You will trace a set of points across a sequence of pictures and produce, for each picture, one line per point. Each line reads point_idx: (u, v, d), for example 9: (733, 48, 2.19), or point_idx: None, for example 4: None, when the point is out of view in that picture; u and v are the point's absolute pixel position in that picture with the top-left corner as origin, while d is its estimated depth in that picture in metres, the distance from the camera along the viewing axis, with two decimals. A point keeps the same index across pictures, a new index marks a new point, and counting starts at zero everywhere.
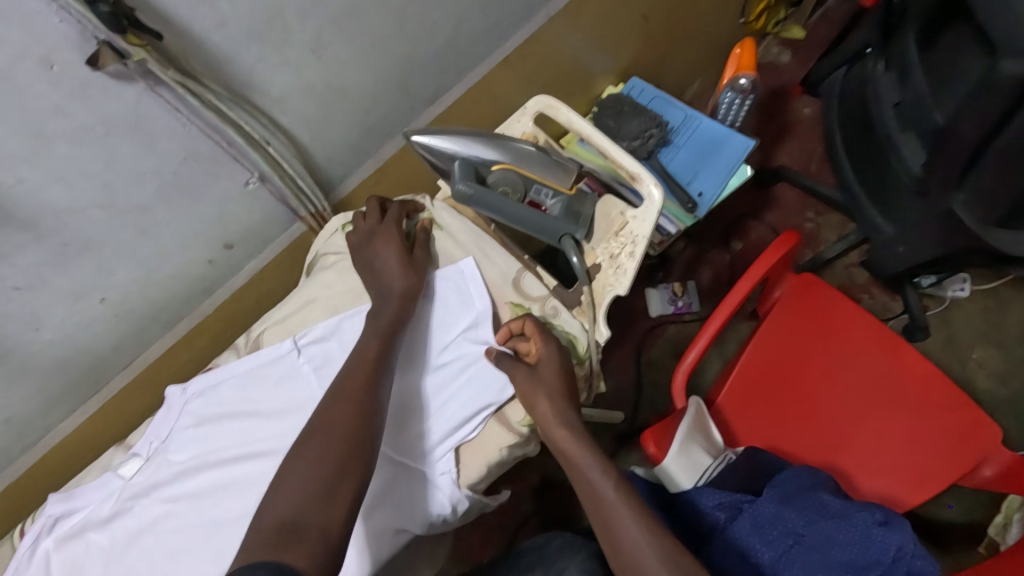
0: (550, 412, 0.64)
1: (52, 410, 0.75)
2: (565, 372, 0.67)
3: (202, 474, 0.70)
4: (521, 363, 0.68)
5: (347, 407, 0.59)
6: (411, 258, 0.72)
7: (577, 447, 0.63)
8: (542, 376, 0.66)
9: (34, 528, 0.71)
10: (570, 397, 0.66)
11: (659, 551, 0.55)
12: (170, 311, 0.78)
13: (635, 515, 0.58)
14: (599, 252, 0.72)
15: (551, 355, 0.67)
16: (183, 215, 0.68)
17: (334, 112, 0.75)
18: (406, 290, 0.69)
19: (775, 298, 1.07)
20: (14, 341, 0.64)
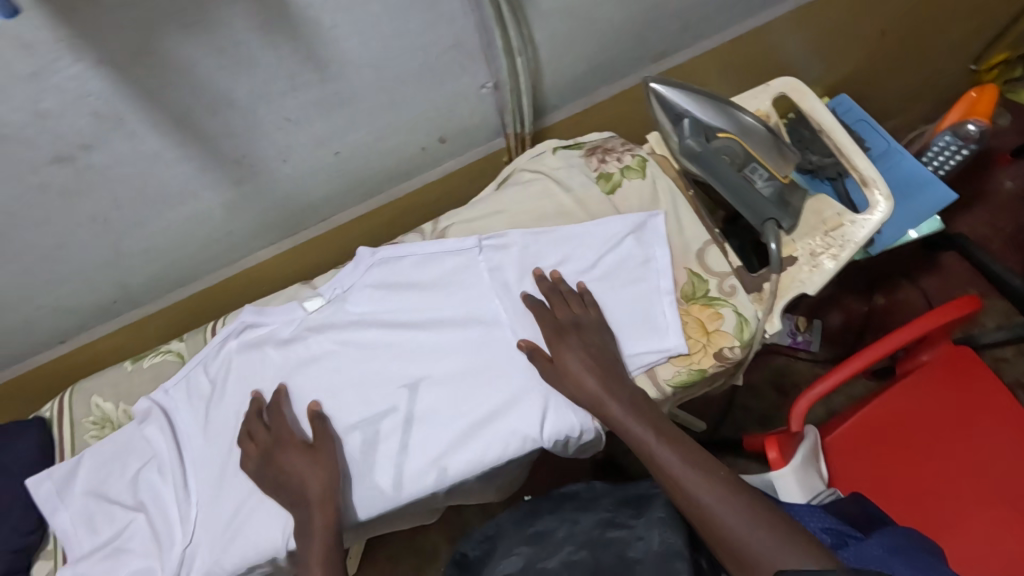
0: (596, 393, 0.67)
1: (258, 236, 0.85)
2: (594, 350, 0.70)
3: (372, 330, 0.79)
4: (545, 362, 0.71)
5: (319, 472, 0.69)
6: (310, 448, 0.72)
7: (621, 416, 0.66)
8: (565, 369, 0.69)
9: (226, 328, 0.81)
10: (605, 367, 0.69)
11: (725, 498, 0.59)
12: (372, 183, 0.86)
13: (695, 470, 0.61)
14: (801, 246, 0.72)
15: (572, 346, 0.70)
16: (424, 97, 0.74)
17: (578, 40, 0.78)
18: (328, 481, 0.69)
19: (921, 362, 1.01)
20: (264, 165, 0.72)
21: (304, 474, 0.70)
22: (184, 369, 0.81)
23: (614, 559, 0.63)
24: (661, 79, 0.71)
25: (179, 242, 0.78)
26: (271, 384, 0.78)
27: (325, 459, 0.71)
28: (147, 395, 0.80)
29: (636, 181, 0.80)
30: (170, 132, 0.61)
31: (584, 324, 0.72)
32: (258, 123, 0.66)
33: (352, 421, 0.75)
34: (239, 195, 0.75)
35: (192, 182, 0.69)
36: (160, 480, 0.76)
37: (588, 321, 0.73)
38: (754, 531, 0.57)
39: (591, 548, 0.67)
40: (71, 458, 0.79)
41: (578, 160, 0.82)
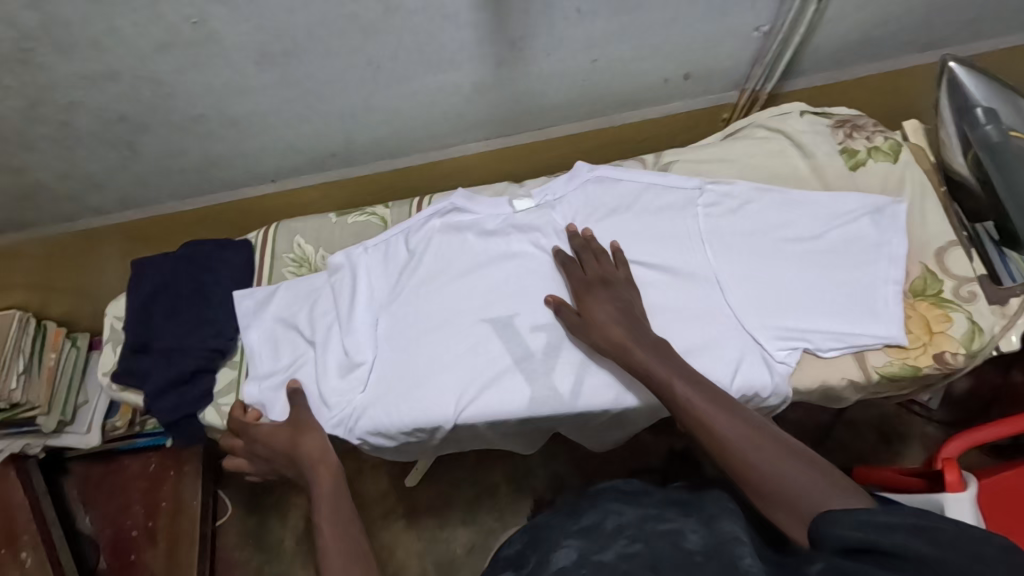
0: (621, 341, 0.67)
1: (480, 128, 0.86)
2: (622, 304, 0.71)
3: (575, 243, 0.79)
4: (571, 315, 0.73)
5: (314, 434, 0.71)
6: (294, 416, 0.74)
7: (644, 357, 0.65)
8: (592, 319, 0.70)
9: (433, 206, 0.83)
10: (631, 318, 0.69)
11: (751, 434, 0.55)
12: (600, 104, 0.86)
13: (719, 408, 0.58)
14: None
15: (601, 298, 0.71)
16: (702, 24, 0.72)
17: (871, 4, 0.74)
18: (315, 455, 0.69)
19: None
20: (530, 54, 0.73)
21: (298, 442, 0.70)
22: (385, 234, 0.84)
23: (677, 552, 0.50)
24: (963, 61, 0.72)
25: (417, 111, 0.80)
26: (465, 268, 0.81)
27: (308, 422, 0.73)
28: (347, 248, 0.84)
29: (882, 164, 0.77)
30: None
31: (615, 282, 0.73)
32: (554, 7, 0.66)
33: (538, 322, 0.77)
34: (492, 79, 0.76)
35: (465, 51, 0.71)
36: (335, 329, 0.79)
37: (621, 283, 0.73)
38: (780, 462, 0.53)
39: (649, 539, 0.53)
40: (270, 287, 0.83)
41: (825, 130, 0.79)
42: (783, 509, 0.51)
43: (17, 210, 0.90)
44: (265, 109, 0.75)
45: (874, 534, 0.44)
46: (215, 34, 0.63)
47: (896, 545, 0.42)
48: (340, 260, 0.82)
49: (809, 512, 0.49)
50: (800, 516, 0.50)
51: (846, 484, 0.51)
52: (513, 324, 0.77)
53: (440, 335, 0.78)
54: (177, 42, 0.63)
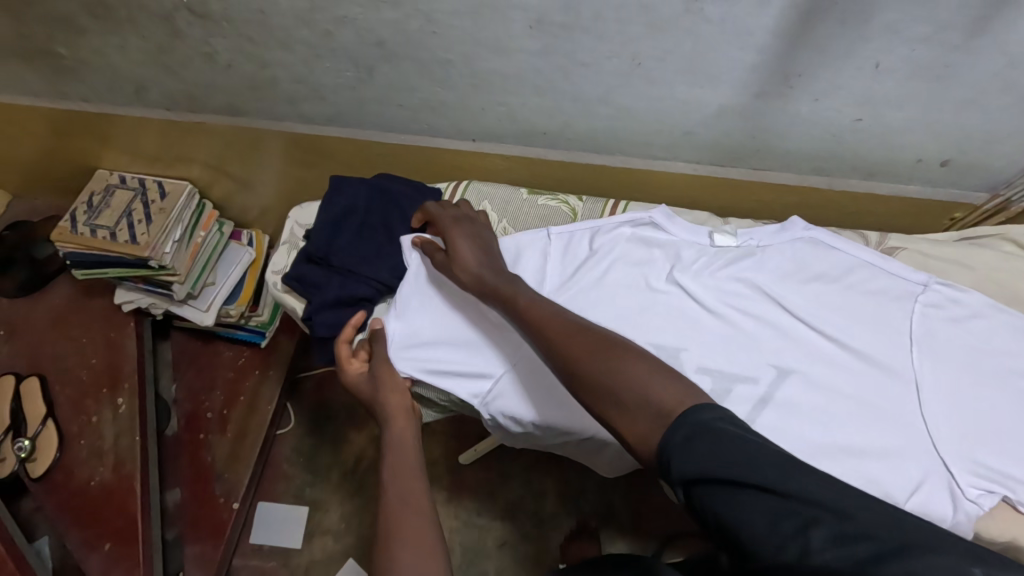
0: (476, 274, 0.71)
1: (697, 151, 0.83)
2: (481, 242, 0.74)
3: (764, 298, 0.75)
4: (436, 252, 0.75)
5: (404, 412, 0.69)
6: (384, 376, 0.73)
7: (490, 279, 0.70)
8: (454, 251, 0.73)
9: (630, 214, 0.81)
10: (489, 253, 0.74)
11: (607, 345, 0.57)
12: (831, 164, 0.80)
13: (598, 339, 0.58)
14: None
15: (461, 232, 0.75)
16: (997, 113, 0.65)
17: None
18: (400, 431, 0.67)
19: None
20: (797, 93, 0.69)
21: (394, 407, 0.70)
22: (572, 226, 0.82)
23: None
24: None
25: (647, 116, 0.78)
26: (644, 287, 0.78)
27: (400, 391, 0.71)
28: (533, 229, 0.83)
29: None
30: (790, 20, 0.59)
31: (477, 220, 0.77)
32: (854, 53, 0.61)
33: (704, 364, 0.73)
34: (743, 107, 0.72)
35: (732, 73, 0.67)
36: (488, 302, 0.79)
37: (480, 224, 0.77)
38: (628, 366, 0.54)
39: None
40: None
41: None
42: (618, 409, 0.52)
43: (237, 95, 0.94)
44: (510, 72, 0.75)
45: (713, 459, 0.43)
46: None
47: (745, 478, 0.41)
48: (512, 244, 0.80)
49: (640, 408, 0.50)
50: (633, 415, 0.51)
51: (683, 382, 0.52)
52: (678, 359, 0.73)
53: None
54: None
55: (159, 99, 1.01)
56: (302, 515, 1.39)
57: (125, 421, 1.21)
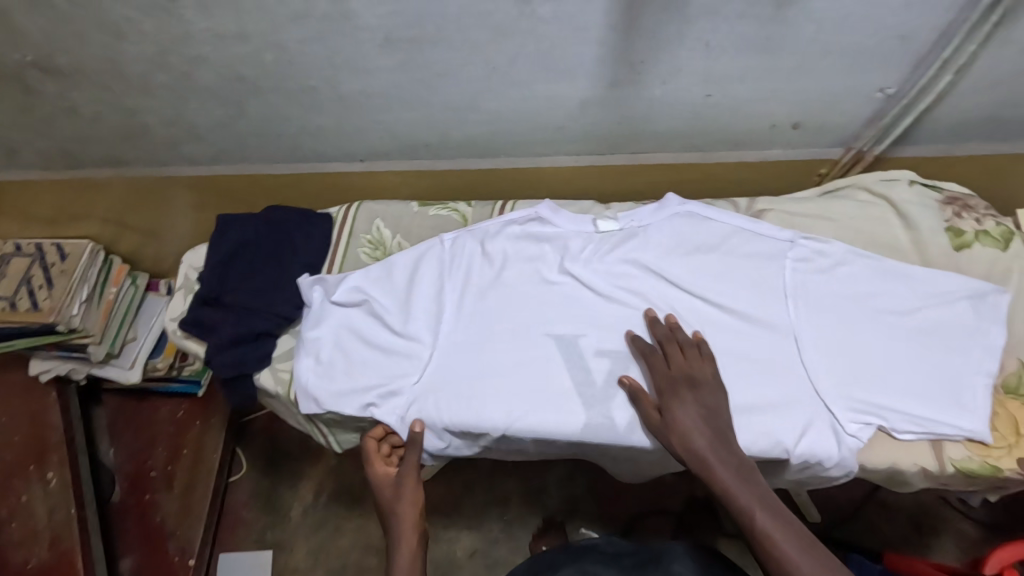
0: (706, 455, 0.65)
1: (574, 143, 0.86)
2: (710, 413, 0.68)
3: (650, 277, 0.78)
4: (652, 412, 0.69)
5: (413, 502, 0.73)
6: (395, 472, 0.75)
7: (709, 453, 0.65)
8: (675, 423, 0.67)
9: (515, 213, 0.84)
10: (705, 405, 0.68)
11: (767, 505, 0.63)
12: (700, 140, 0.84)
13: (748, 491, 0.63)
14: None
15: (689, 402, 0.68)
16: (826, 75, 0.70)
17: (1010, 81, 0.70)
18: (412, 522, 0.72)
19: None
20: (646, 78, 0.72)
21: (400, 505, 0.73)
22: (463, 232, 0.84)
23: None
24: None
25: (518, 117, 0.80)
26: (535, 281, 0.80)
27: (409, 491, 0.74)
28: (427, 241, 0.84)
29: (989, 249, 0.73)
30: (617, 12, 0.62)
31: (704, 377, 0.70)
32: (686, 37, 0.65)
33: (602, 347, 0.76)
34: (602, 97, 0.75)
35: (582, 67, 0.70)
36: (384, 320, 0.80)
37: (714, 390, 0.69)
38: (781, 539, 0.60)
39: None
40: (338, 275, 0.83)
41: (936, 205, 0.76)
42: None
43: (115, 146, 0.92)
44: (374, 91, 0.76)
45: None
46: (350, 13, 0.64)
47: None
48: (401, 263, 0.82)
49: None
50: None
51: None
52: (576, 345, 0.76)
53: (497, 344, 0.77)
54: (314, 14, 0.64)
55: (35, 159, 0.98)
56: (267, 560, 1.35)
57: (58, 496, 1.16)
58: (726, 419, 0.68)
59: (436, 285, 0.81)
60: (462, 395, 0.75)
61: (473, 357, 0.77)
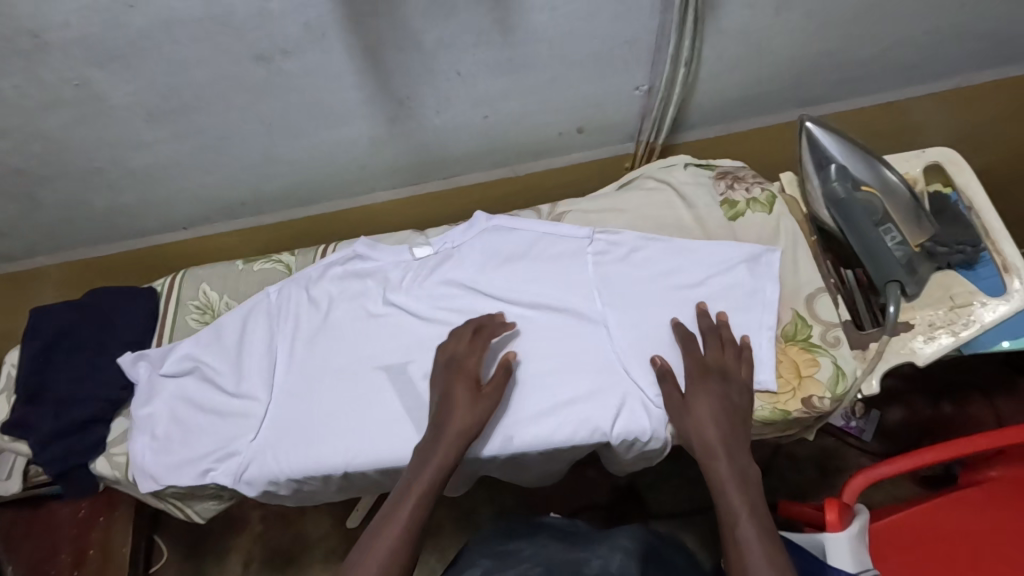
0: (714, 444, 0.66)
1: (386, 178, 0.90)
2: (731, 409, 0.68)
3: (468, 293, 0.82)
4: (675, 391, 0.71)
5: (457, 429, 0.69)
6: (481, 392, 0.72)
7: (715, 443, 0.66)
8: (693, 407, 0.69)
9: (336, 254, 0.86)
10: (731, 406, 0.68)
11: (758, 511, 0.62)
12: (502, 156, 0.90)
13: (740, 488, 0.64)
14: (918, 320, 0.70)
15: (712, 391, 0.69)
16: (579, 84, 0.77)
17: (741, 65, 0.79)
18: (462, 431, 0.69)
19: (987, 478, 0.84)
20: (420, 111, 0.76)
21: (462, 403, 0.71)
22: (287, 281, 0.85)
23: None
24: (819, 121, 0.71)
25: (318, 163, 0.83)
26: (361, 316, 0.82)
27: (482, 405, 0.71)
28: (254, 296, 0.85)
29: (758, 214, 0.80)
30: (359, 57, 0.66)
31: (739, 380, 0.70)
32: (435, 69, 0.70)
33: (432, 369, 0.78)
34: (388, 133, 0.79)
35: (355, 109, 0.74)
36: (216, 382, 0.80)
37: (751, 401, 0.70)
38: (747, 532, 0.60)
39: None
40: (164, 346, 0.83)
41: (710, 181, 0.83)
42: None
43: None
44: (163, 163, 0.77)
45: None
46: (100, 95, 0.65)
47: None
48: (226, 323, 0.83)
49: None
50: None
51: None
52: (407, 371, 0.78)
53: (330, 387, 0.79)
54: (64, 101, 0.65)
55: None
56: None
57: None
58: (746, 423, 0.69)
59: (266, 338, 0.82)
60: (300, 442, 0.76)
61: (307, 402, 0.78)
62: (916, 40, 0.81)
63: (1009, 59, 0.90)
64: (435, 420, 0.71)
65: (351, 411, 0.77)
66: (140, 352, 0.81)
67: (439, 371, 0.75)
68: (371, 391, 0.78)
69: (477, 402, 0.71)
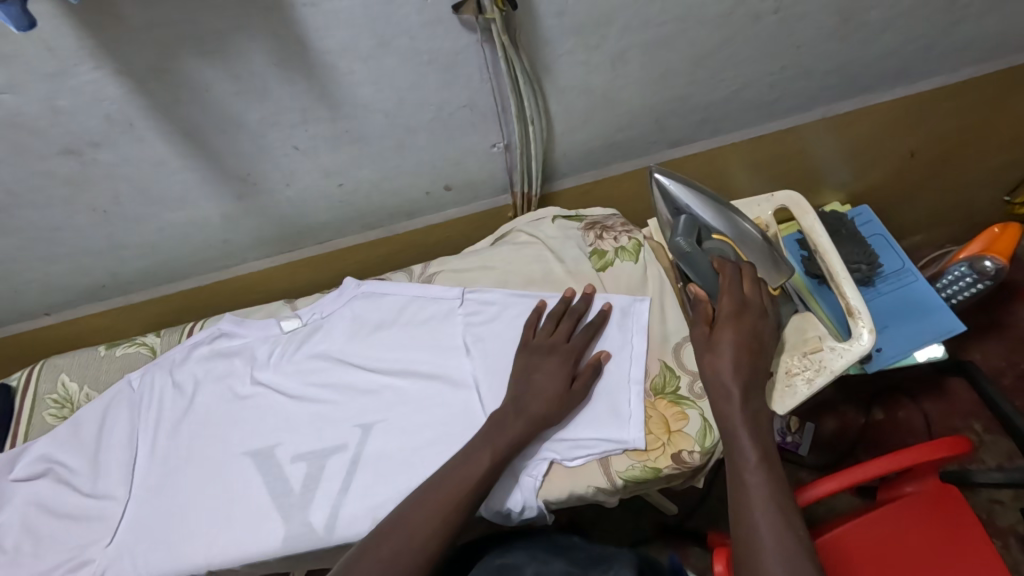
0: (733, 381, 0.62)
1: (253, 249, 0.86)
2: (756, 347, 0.64)
3: (338, 365, 0.79)
4: (702, 323, 0.67)
5: (510, 417, 0.68)
6: (569, 394, 0.70)
7: (732, 380, 0.62)
8: (717, 338, 0.64)
9: (201, 333, 0.82)
10: (756, 346, 0.64)
11: (766, 456, 0.59)
12: (374, 217, 0.88)
13: (751, 429, 0.60)
14: (778, 367, 0.67)
15: (742, 325, 0.64)
16: (430, 147, 0.75)
17: (595, 117, 0.78)
18: (546, 418, 0.68)
19: (905, 493, 0.85)
20: (267, 185, 0.74)
21: (537, 392, 0.69)
22: (151, 365, 0.82)
23: None
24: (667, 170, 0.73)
25: (171, 242, 0.80)
26: (228, 398, 0.79)
27: (566, 407, 0.69)
28: (115, 385, 0.81)
29: (626, 263, 0.80)
30: (180, 143, 0.63)
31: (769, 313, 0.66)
32: (267, 146, 0.67)
33: (300, 451, 0.75)
34: (239, 208, 0.76)
35: (193, 190, 0.71)
36: (71, 483, 0.75)
37: (772, 338, 0.66)
38: (752, 479, 0.58)
39: None
40: (17, 448, 0.78)
41: (579, 233, 0.82)
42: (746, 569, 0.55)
43: None
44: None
45: None
46: None
47: None
48: (83, 418, 0.78)
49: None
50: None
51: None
52: (274, 455, 0.75)
53: (193, 480, 0.75)
54: None
55: None
56: None
57: None
58: (767, 358, 0.65)
59: (125, 429, 0.78)
60: (158, 543, 0.71)
61: (169, 496, 0.74)
62: (767, 78, 0.82)
63: (868, 87, 0.92)
64: (510, 401, 0.69)
65: (214, 504, 0.73)
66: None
67: (532, 351, 0.73)
68: (235, 479, 0.74)
69: (561, 389, 0.69)
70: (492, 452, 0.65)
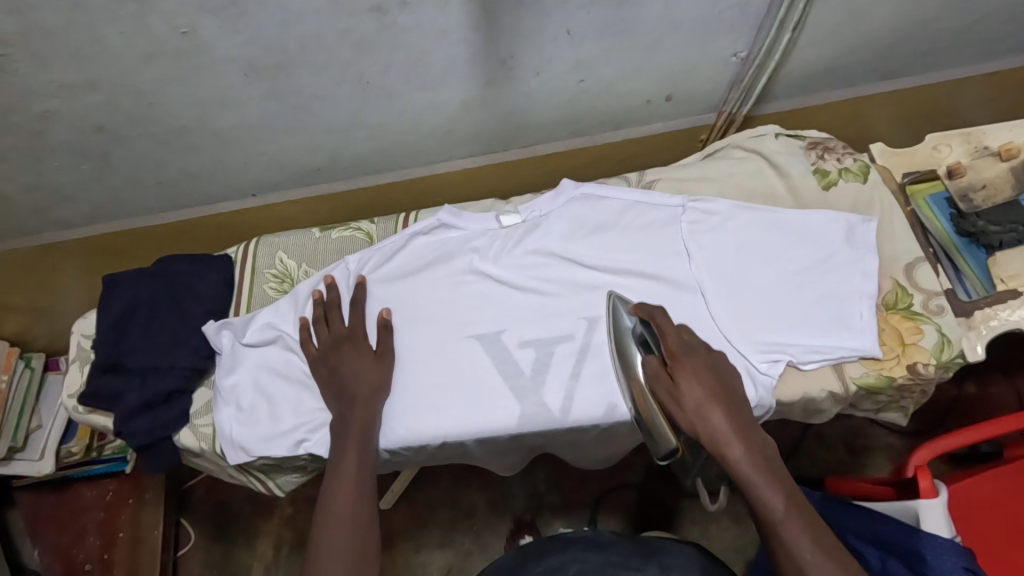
0: (717, 420, 0.63)
1: (465, 145, 0.87)
2: (717, 382, 0.66)
3: (559, 260, 0.80)
4: (663, 373, 0.67)
5: (364, 414, 0.71)
6: (378, 357, 0.75)
7: (726, 428, 0.62)
8: (682, 387, 0.65)
9: (419, 222, 0.83)
10: (721, 384, 0.66)
11: (785, 488, 0.60)
12: (585, 124, 0.88)
13: (759, 467, 0.61)
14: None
15: (696, 364, 0.66)
16: (680, 49, 0.75)
17: (838, 35, 0.78)
18: (382, 382, 0.73)
19: None
20: (519, 73, 0.74)
21: (359, 376, 0.73)
22: (371, 249, 0.82)
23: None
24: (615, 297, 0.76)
25: (402, 127, 0.80)
26: (451, 284, 0.80)
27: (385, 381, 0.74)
28: (334, 265, 0.82)
29: (852, 183, 0.80)
30: (473, 13, 0.64)
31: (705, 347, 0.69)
32: (545, 28, 0.67)
33: (527, 338, 0.77)
34: (481, 96, 0.77)
35: (456, 69, 0.71)
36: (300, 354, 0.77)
37: (722, 366, 0.68)
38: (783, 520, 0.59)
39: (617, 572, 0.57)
40: (246, 316, 0.79)
41: (803, 153, 0.82)
42: None
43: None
44: (248, 122, 0.74)
45: None
46: (205, 47, 0.62)
47: None
48: (308, 293, 0.80)
49: None
50: None
51: None
52: (500, 340, 0.77)
53: (422, 358, 0.77)
54: (165, 52, 0.62)
55: None
56: None
57: None
58: (732, 389, 0.66)
59: (349, 307, 0.78)
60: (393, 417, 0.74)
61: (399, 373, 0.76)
62: (1008, 12, 0.81)
63: None
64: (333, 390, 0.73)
65: (448, 382, 0.75)
66: (223, 323, 0.78)
67: (326, 356, 0.75)
68: (466, 361, 0.76)
69: (375, 374, 0.73)
70: (368, 438, 0.70)
